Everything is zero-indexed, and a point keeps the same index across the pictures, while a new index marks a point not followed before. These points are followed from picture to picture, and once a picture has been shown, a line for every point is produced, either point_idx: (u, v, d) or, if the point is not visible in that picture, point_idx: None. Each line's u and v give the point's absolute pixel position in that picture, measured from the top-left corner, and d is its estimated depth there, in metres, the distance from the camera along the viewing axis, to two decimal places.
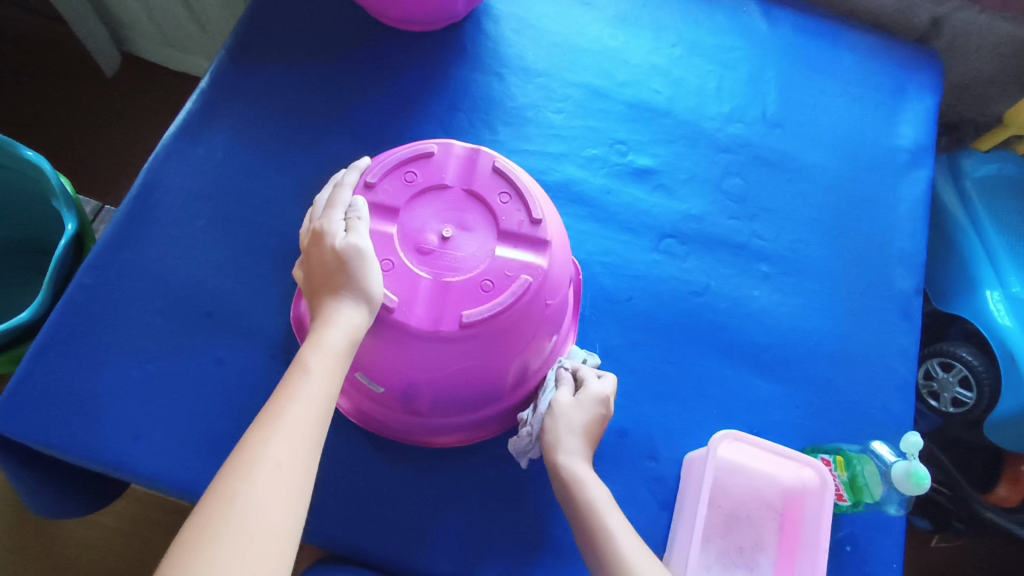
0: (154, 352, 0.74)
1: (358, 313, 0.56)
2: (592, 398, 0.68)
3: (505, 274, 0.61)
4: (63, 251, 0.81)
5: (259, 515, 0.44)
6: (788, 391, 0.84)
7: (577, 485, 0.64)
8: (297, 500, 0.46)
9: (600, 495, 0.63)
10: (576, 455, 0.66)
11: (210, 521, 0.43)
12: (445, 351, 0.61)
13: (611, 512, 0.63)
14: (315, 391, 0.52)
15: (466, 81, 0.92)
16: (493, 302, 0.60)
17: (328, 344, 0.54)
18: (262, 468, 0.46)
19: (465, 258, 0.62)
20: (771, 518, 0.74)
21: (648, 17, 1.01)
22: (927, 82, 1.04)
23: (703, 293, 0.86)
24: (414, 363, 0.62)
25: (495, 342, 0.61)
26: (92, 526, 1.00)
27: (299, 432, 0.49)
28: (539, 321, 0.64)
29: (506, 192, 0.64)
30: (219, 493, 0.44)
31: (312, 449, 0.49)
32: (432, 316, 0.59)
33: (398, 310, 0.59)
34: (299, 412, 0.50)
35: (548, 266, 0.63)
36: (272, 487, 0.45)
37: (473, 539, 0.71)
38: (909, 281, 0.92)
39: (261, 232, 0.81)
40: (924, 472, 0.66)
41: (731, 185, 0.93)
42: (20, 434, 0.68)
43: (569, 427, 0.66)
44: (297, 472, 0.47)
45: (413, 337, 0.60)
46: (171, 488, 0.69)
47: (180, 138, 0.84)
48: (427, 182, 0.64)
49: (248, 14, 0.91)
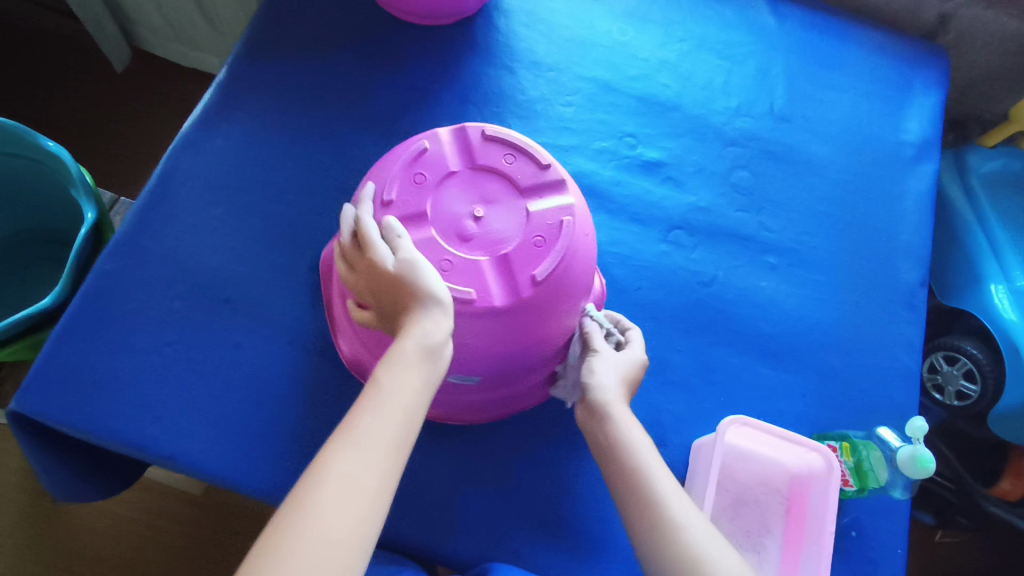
0: (174, 337, 0.76)
1: (432, 319, 0.55)
2: (632, 358, 0.69)
3: (548, 224, 0.63)
4: (83, 239, 0.83)
5: (324, 525, 0.45)
6: (794, 381, 0.85)
7: (615, 423, 0.62)
8: (367, 515, 0.46)
9: (639, 435, 0.62)
10: (618, 397, 0.65)
11: (281, 523, 0.45)
12: (520, 321, 0.63)
13: (650, 452, 0.61)
14: (392, 400, 0.51)
15: (478, 74, 0.93)
16: (553, 254, 0.62)
17: (406, 351, 0.54)
18: (334, 477, 0.47)
19: (508, 227, 0.63)
20: (778, 503, 0.75)
21: (657, 13, 1.03)
22: (933, 77, 1.05)
23: (711, 284, 0.88)
24: (492, 345, 0.63)
25: (558, 299, 0.64)
26: (103, 514, 1.02)
27: (374, 443, 0.49)
28: (586, 261, 0.66)
29: (508, 153, 0.66)
30: (292, 499, 0.46)
31: (385, 464, 0.49)
32: (509, 289, 0.61)
33: (479, 298, 0.60)
34: (375, 422, 0.50)
35: (576, 200, 0.65)
36: (341, 500, 0.46)
37: (486, 519, 0.72)
38: (915, 273, 0.93)
39: (278, 221, 0.83)
40: (929, 455, 0.67)
41: (739, 177, 0.94)
42: (43, 414, 0.70)
43: (613, 372, 0.66)
44: (366, 485, 0.47)
45: (494, 317, 0.61)
46: (189, 469, 0.71)
47: (198, 128, 0.85)
48: (435, 176, 0.64)
49: (264, 9, 0.93)
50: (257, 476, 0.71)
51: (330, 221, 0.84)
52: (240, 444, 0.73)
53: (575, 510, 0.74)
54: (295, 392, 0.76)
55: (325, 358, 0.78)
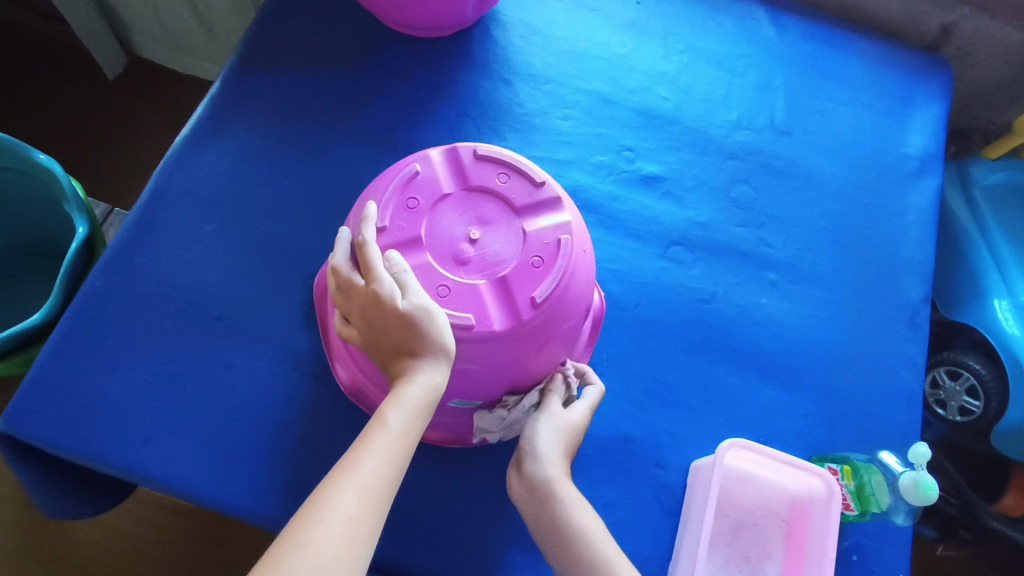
0: (164, 356, 0.74)
1: (437, 370, 0.56)
2: (576, 419, 0.67)
3: (546, 244, 0.62)
4: (75, 253, 0.81)
5: (322, 566, 0.45)
6: (795, 400, 0.84)
7: (559, 504, 0.63)
8: (362, 556, 0.47)
9: (588, 516, 0.62)
10: (561, 472, 0.64)
11: (278, 560, 0.45)
12: (519, 344, 0.61)
13: (601, 535, 0.62)
14: (391, 446, 0.53)
15: (474, 87, 0.92)
16: (551, 274, 0.61)
17: (408, 400, 0.55)
18: (336, 516, 0.47)
19: (504, 249, 0.62)
20: (778, 527, 0.74)
21: (657, 24, 1.01)
22: (936, 90, 1.04)
23: (710, 301, 0.87)
24: (491, 369, 0.62)
25: (557, 321, 0.62)
26: (100, 526, 1.01)
27: (374, 487, 0.50)
28: (586, 280, 0.65)
29: (501, 171, 0.65)
30: (290, 535, 0.46)
31: (380, 506, 0.50)
32: (508, 313, 0.60)
33: (478, 325, 0.59)
34: (375, 467, 0.51)
35: (572, 217, 0.64)
36: (341, 540, 0.47)
37: (481, 543, 0.71)
38: (917, 290, 0.92)
39: (271, 238, 0.82)
40: (932, 483, 0.66)
41: (738, 192, 0.93)
42: (31, 435, 0.69)
43: (556, 445, 0.65)
44: (366, 528, 0.48)
45: (493, 341, 0.60)
46: (179, 492, 0.69)
47: (192, 142, 0.84)
48: (429, 200, 0.63)
49: (258, 21, 0.91)
50: (248, 500, 0.70)
51: (324, 238, 0.83)
52: (231, 466, 0.71)
53: None
54: (287, 413, 0.75)
55: (318, 378, 0.77)
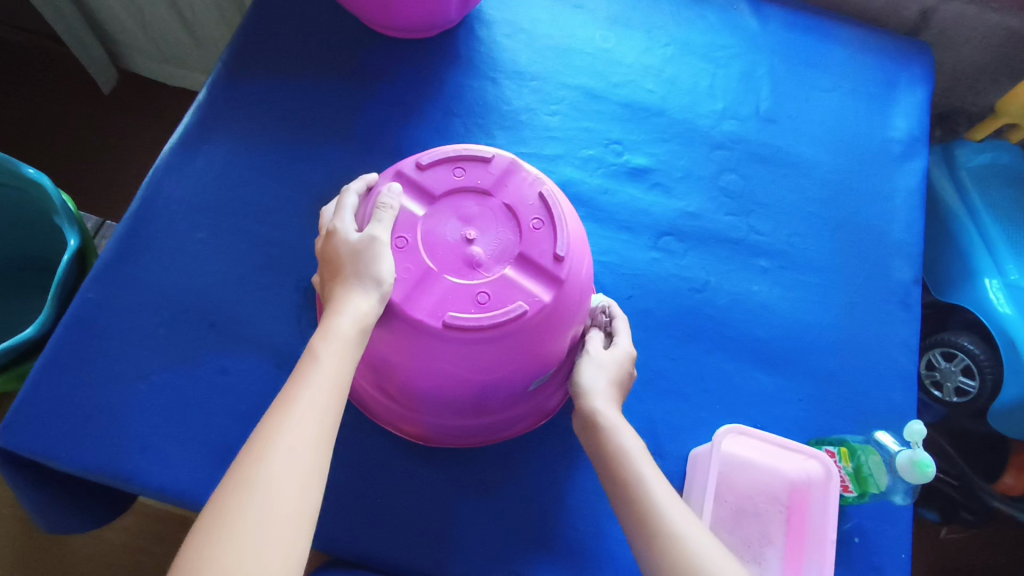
0: (159, 365, 0.74)
1: (366, 300, 0.56)
2: (619, 353, 0.69)
3: (533, 206, 0.64)
4: (66, 265, 0.81)
5: (258, 561, 0.40)
6: (791, 385, 0.84)
7: (607, 429, 0.62)
8: (311, 480, 0.45)
9: (631, 441, 0.61)
10: (607, 401, 0.64)
11: (220, 508, 0.42)
12: (563, 311, 0.63)
13: (642, 458, 0.60)
14: (325, 378, 0.51)
15: (461, 86, 0.92)
16: (554, 229, 0.63)
17: (337, 330, 0.54)
18: (259, 512, 0.42)
19: (500, 234, 0.63)
20: (777, 512, 0.74)
21: (640, 19, 1.02)
22: (918, 73, 1.05)
23: (703, 290, 0.87)
24: (547, 345, 0.63)
25: (580, 270, 0.65)
26: (100, 540, 1.00)
27: (309, 416, 0.48)
28: (577, 223, 0.68)
29: (455, 168, 0.65)
30: (235, 476, 0.44)
31: (326, 440, 0.48)
32: (545, 279, 0.62)
33: (531, 306, 0.60)
34: (309, 399, 0.49)
35: (533, 171, 0.66)
36: (286, 468, 0.44)
37: (484, 539, 0.71)
38: (908, 272, 0.92)
39: (261, 243, 0.82)
40: (928, 459, 0.67)
41: (727, 181, 0.94)
42: (28, 449, 0.69)
43: (601, 376, 0.66)
44: (305, 461, 0.46)
45: (548, 315, 0.62)
46: (177, 499, 0.69)
47: (180, 151, 0.84)
48: (412, 229, 0.62)
49: (242, 30, 0.92)
50: None
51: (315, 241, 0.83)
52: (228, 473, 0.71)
53: (573, 528, 0.73)
54: None
55: None
